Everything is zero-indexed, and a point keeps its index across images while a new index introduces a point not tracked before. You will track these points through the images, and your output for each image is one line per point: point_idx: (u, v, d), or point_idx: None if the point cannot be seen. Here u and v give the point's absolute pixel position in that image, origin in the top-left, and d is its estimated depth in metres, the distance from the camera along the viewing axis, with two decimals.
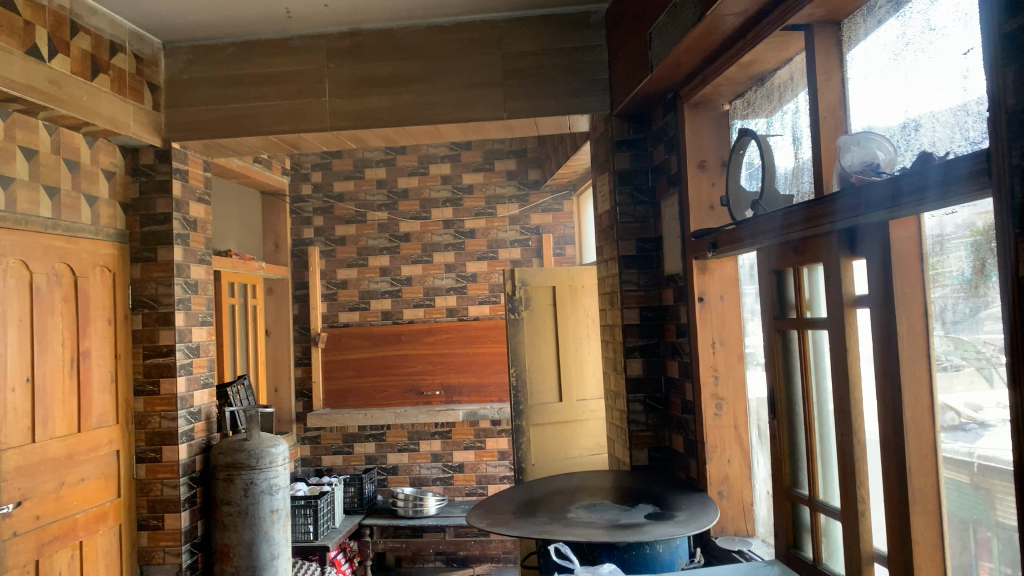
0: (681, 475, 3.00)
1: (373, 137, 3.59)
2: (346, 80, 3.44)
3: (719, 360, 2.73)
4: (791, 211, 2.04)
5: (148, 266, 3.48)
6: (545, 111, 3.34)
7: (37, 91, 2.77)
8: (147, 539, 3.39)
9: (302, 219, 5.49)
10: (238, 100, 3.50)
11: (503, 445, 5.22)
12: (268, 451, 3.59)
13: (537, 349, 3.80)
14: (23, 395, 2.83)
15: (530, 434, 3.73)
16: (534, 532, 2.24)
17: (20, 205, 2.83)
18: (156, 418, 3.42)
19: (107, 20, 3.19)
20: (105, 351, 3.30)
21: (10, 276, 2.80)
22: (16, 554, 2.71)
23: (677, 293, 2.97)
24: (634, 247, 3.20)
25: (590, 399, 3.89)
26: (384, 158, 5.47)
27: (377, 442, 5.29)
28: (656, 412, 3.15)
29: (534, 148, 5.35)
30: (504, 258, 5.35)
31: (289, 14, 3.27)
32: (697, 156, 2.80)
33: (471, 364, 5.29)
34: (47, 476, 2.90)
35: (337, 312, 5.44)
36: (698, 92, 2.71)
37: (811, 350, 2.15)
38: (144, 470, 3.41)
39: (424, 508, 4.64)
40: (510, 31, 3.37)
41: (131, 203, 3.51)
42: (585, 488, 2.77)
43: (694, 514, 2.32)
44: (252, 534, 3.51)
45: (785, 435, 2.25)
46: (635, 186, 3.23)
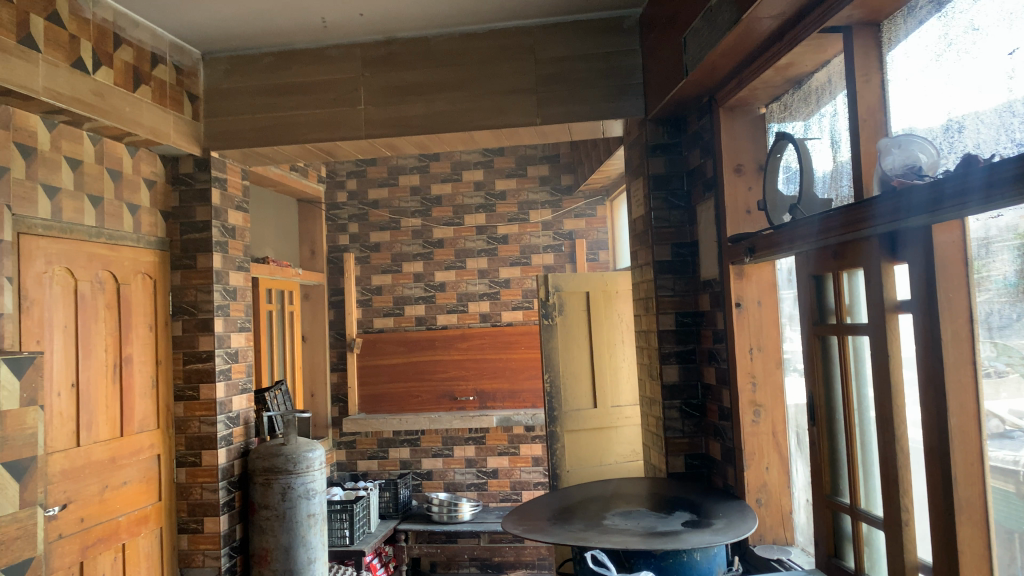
0: (718, 482, 2.97)
1: (407, 144, 3.62)
2: (381, 88, 3.47)
3: (757, 366, 2.70)
4: (829, 216, 2.01)
5: (188, 273, 3.53)
6: (579, 117, 3.34)
7: (82, 102, 2.84)
8: (187, 542, 3.44)
9: (337, 226, 5.55)
10: (275, 110, 3.56)
11: (537, 452, 5.20)
12: (305, 455, 3.62)
13: (571, 355, 3.80)
14: (68, 399, 2.89)
15: (564, 440, 3.72)
16: (569, 539, 2.23)
17: (65, 214, 2.89)
18: (195, 423, 3.47)
19: (148, 32, 3.26)
20: (146, 357, 3.36)
21: (56, 283, 2.86)
22: (61, 557, 2.77)
23: (714, 298, 2.94)
24: (669, 252, 3.18)
25: (625, 405, 3.85)
26: (417, 165, 5.51)
27: (411, 447, 5.31)
28: (692, 418, 3.13)
29: (567, 153, 5.34)
30: (537, 264, 5.35)
31: (325, 24, 3.31)
32: (733, 160, 2.77)
33: (505, 370, 5.29)
34: (90, 479, 2.96)
35: (372, 318, 5.48)
36: (734, 95, 2.69)
37: (852, 356, 2.12)
38: (185, 474, 3.46)
39: (459, 514, 4.65)
40: (543, 37, 3.38)
41: (171, 211, 3.57)
42: (621, 495, 2.76)
43: (732, 522, 2.29)
44: (289, 538, 3.54)
45: (825, 442, 2.22)
46: (670, 191, 3.21)
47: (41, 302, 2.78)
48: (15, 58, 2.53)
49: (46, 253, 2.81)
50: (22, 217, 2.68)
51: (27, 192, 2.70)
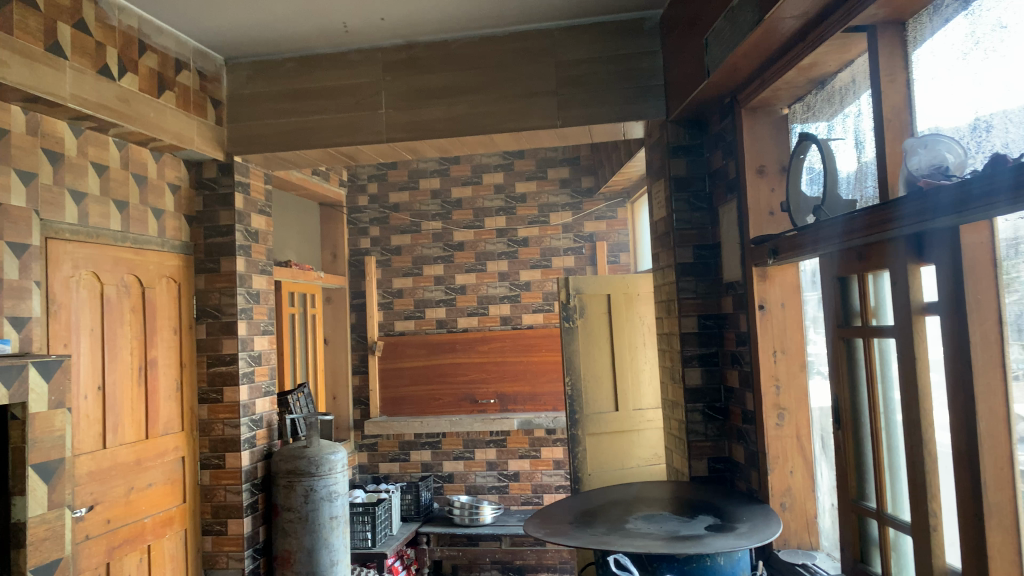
0: (742, 486, 2.94)
1: (428, 147, 3.63)
2: (402, 92, 3.49)
3: (781, 368, 2.68)
4: (853, 217, 2.00)
5: (212, 277, 3.56)
6: (599, 119, 3.33)
7: (107, 108, 2.87)
8: (211, 543, 3.47)
9: (359, 230, 5.58)
10: (297, 115, 3.58)
11: (558, 455, 5.19)
12: (327, 458, 3.63)
13: (592, 358, 3.79)
14: (94, 402, 2.92)
15: (586, 443, 3.71)
16: (592, 543, 2.23)
17: (92, 219, 2.93)
18: (219, 426, 3.50)
19: (172, 39, 3.29)
20: (171, 360, 3.39)
21: (83, 287, 2.89)
22: (88, 558, 2.81)
23: (737, 300, 2.92)
24: (692, 254, 3.16)
25: (647, 408, 3.83)
26: (438, 169, 5.52)
27: (433, 450, 5.32)
28: (715, 422, 3.11)
29: (588, 155, 5.33)
30: (558, 266, 5.34)
31: (347, 28, 3.33)
32: (755, 161, 2.75)
33: (526, 373, 5.28)
34: (116, 481, 2.99)
35: (393, 321, 5.50)
36: (756, 96, 2.67)
37: (877, 358, 2.09)
38: (209, 476, 3.49)
39: (481, 517, 4.67)
40: (563, 39, 3.37)
41: (195, 216, 3.60)
42: (644, 498, 2.74)
43: (756, 526, 2.27)
44: (312, 540, 3.56)
45: (851, 446, 2.19)
46: (692, 193, 3.20)
47: (68, 305, 2.82)
48: (43, 65, 2.57)
49: (73, 258, 2.85)
50: (49, 222, 2.72)
51: (55, 197, 2.73)
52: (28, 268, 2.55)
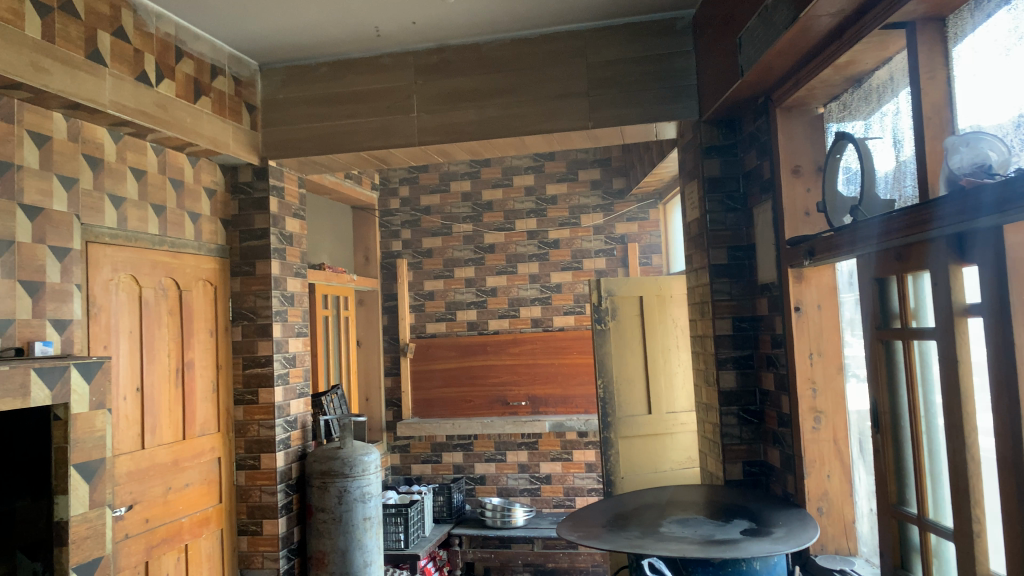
0: (777, 490, 2.90)
1: (459, 150, 3.64)
2: (433, 95, 3.50)
3: (817, 371, 2.64)
4: (891, 217, 1.98)
5: (248, 279, 3.60)
6: (631, 120, 3.31)
7: (146, 115, 2.92)
8: (246, 543, 3.51)
9: (391, 232, 5.62)
10: (331, 119, 3.62)
11: (590, 458, 5.16)
12: (360, 459, 3.66)
13: (625, 360, 3.77)
14: (133, 403, 2.97)
15: (618, 446, 3.69)
16: (625, 546, 2.21)
17: (130, 223, 2.98)
18: (254, 427, 3.54)
19: (208, 45, 3.34)
20: (207, 362, 3.44)
21: (122, 290, 2.95)
22: (127, 556, 2.85)
23: (773, 302, 2.88)
24: (726, 255, 3.13)
25: (680, 412, 3.80)
26: (469, 171, 5.53)
27: (464, 452, 5.33)
28: (750, 425, 3.07)
29: (619, 157, 5.30)
30: (589, 268, 5.32)
31: (379, 32, 3.35)
32: (790, 160, 2.72)
33: (557, 375, 5.27)
34: (154, 481, 3.03)
35: (425, 323, 5.53)
36: (791, 95, 2.64)
37: (917, 361, 2.05)
38: (244, 476, 3.53)
39: (513, 519, 4.66)
40: (595, 40, 3.36)
41: (231, 219, 3.65)
42: (678, 502, 2.72)
43: (793, 531, 2.24)
44: (345, 541, 3.58)
45: (890, 450, 2.15)
46: (726, 193, 3.17)
47: (108, 308, 2.87)
48: (84, 72, 2.62)
49: (112, 262, 2.90)
50: (89, 226, 2.77)
51: (95, 202, 2.78)
52: (70, 271, 2.60)
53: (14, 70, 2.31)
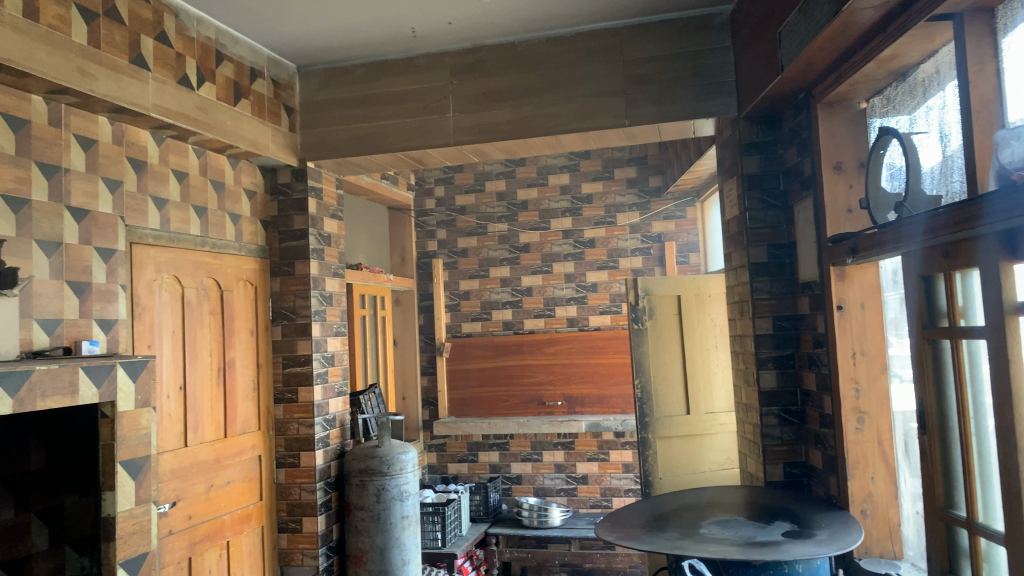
0: (819, 492, 2.86)
1: (495, 150, 3.64)
2: (469, 95, 3.51)
3: (861, 371, 2.59)
4: (937, 214, 1.94)
5: (287, 279, 3.64)
6: (668, 117, 3.28)
7: (187, 117, 2.97)
8: (286, 541, 3.55)
9: (426, 232, 5.65)
10: (368, 120, 3.64)
11: (627, 458, 5.12)
12: (398, 457, 3.68)
13: (663, 360, 3.74)
14: (176, 401, 3.02)
15: (657, 447, 3.67)
16: (665, 548, 2.19)
17: (173, 225, 3.03)
18: (294, 425, 3.58)
19: (247, 48, 3.38)
20: (248, 361, 3.48)
21: (165, 290, 3.00)
22: (171, 552, 2.90)
23: (814, 301, 2.84)
24: (766, 253, 3.09)
25: (720, 412, 3.75)
26: (504, 171, 5.54)
27: (501, 451, 5.34)
28: (791, 426, 3.02)
29: (655, 155, 5.26)
30: (625, 267, 5.28)
31: (415, 33, 3.37)
32: (832, 157, 2.68)
33: (593, 375, 5.24)
34: (197, 478, 3.08)
35: (460, 322, 5.55)
36: (833, 90, 2.59)
37: (966, 361, 2.00)
38: (284, 474, 3.57)
39: (550, 519, 4.64)
40: (631, 37, 3.34)
41: (270, 220, 3.69)
42: (718, 503, 2.69)
43: (836, 534, 2.20)
44: (384, 539, 3.60)
45: (938, 452, 2.10)
46: (766, 191, 3.12)
47: (151, 308, 2.92)
48: (128, 77, 2.67)
49: (155, 262, 2.95)
50: (134, 228, 2.82)
51: (139, 204, 2.83)
52: (115, 271, 2.65)
53: (61, 75, 2.36)
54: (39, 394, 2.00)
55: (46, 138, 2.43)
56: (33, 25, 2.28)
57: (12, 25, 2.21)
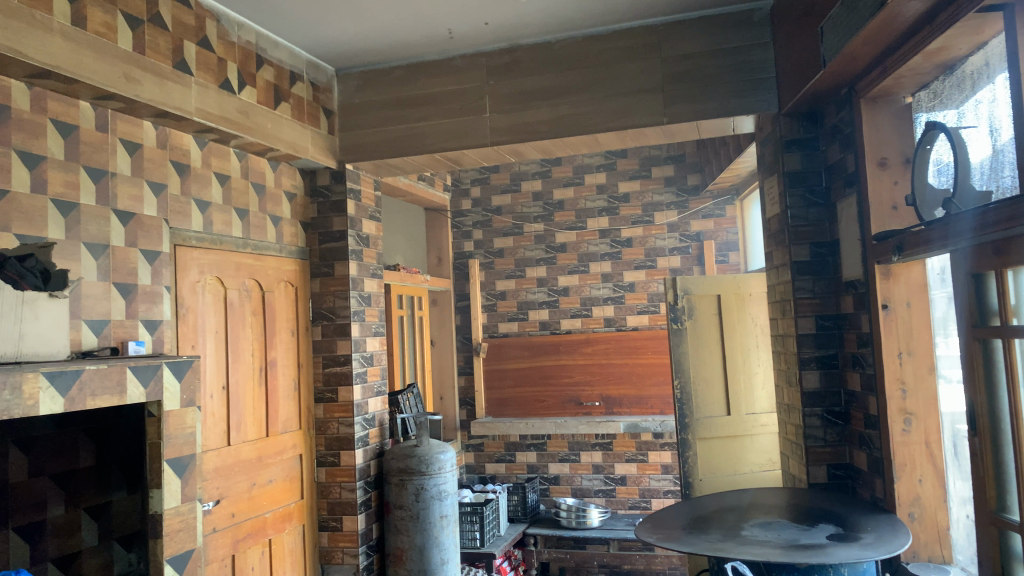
0: (865, 494, 2.80)
1: (531, 150, 3.64)
2: (505, 95, 3.51)
3: (908, 371, 2.53)
4: (986, 211, 1.90)
5: (327, 280, 3.68)
6: (707, 114, 3.24)
7: (229, 121, 3.01)
8: (328, 539, 3.58)
9: (462, 233, 5.67)
10: (405, 122, 3.66)
11: (666, 459, 5.07)
12: (437, 457, 3.70)
13: (702, 360, 3.71)
14: (219, 401, 3.07)
15: (696, 448, 3.64)
16: (707, 549, 2.17)
17: (216, 227, 3.07)
18: (334, 424, 3.61)
19: (287, 52, 3.42)
20: (289, 360, 3.53)
21: (208, 291, 3.05)
22: (215, 549, 2.95)
23: (858, 300, 2.79)
24: (808, 252, 3.05)
25: (761, 413, 3.69)
26: (540, 170, 5.53)
27: (538, 451, 5.33)
28: (835, 427, 2.97)
29: (693, 153, 5.20)
30: (663, 267, 5.23)
31: (451, 34, 3.38)
32: (876, 153, 2.62)
33: (631, 376, 5.21)
34: (240, 477, 3.12)
35: (497, 322, 5.56)
36: (878, 84, 2.54)
37: (1019, 359, 1.95)
38: (325, 473, 3.60)
39: (588, 519, 4.63)
40: (669, 34, 3.31)
41: (310, 222, 3.73)
42: (760, 505, 2.65)
43: (883, 537, 2.15)
44: (423, 539, 3.62)
45: (989, 455, 2.04)
46: (808, 189, 3.08)
47: (195, 309, 2.97)
48: (172, 82, 2.71)
49: (199, 264, 3.00)
50: (177, 230, 2.87)
51: (182, 207, 2.88)
52: (159, 273, 2.70)
53: (108, 81, 2.41)
54: (89, 394, 2.02)
55: (93, 143, 2.49)
56: (81, 33, 2.34)
57: (61, 33, 2.27)
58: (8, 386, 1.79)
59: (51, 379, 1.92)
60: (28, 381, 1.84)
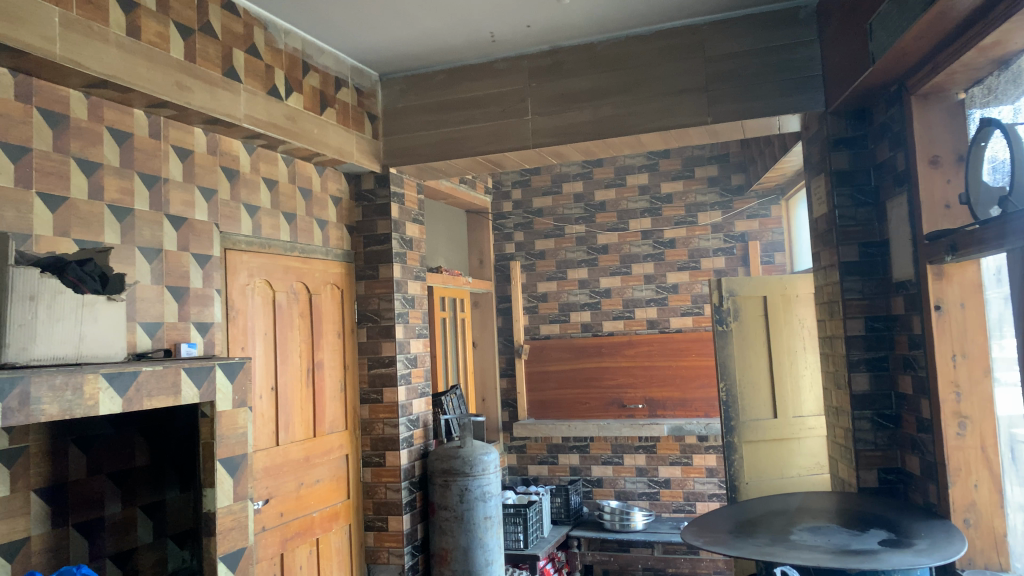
0: (917, 500, 2.74)
1: (574, 151, 3.64)
2: (548, 97, 3.52)
3: (962, 374, 2.48)
4: None
5: (371, 283, 3.73)
6: (752, 113, 3.21)
7: (277, 127, 3.07)
8: (373, 539, 3.63)
9: (504, 235, 5.69)
10: (448, 125, 3.69)
11: (711, 462, 5.02)
12: (480, 458, 3.72)
13: (748, 363, 3.67)
14: (268, 402, 3.13)
15: (743, 451, 3.60)
16: (754, 553, 2.14)
17: (265, 231, 3.13)
18: (379, 425, 3.65)
19: (332, 58, 3.47)
20: (336, 362, 3.58)
21: (257, 294, 3.10)
22: (265, 547, 3.00)
23: (910, 301, 2.73)
24: (857, 252, 3.00)
25: (809, 416, 3.65)
26: (581, 172, 5.53)
27: (581, 454, 5.33)
28: (886, 430, 2.91)
29: (737, 152, 5.14)
30: (707, 268, 5.17)
31: (494, 38, 3.39)
32: (928, 151, 2.57)
33: (675, 378, 5.17)
34: (288, 476, 3.18)
35: (538, 324, 5.57)
36: (929, 81, 2.48)
37: None
38: (370, 473, 3.65)
39: (632, 523, 4.60)
40: (712, 33, 3.28)
41: (355, 225, 3.78)
42: (808, 509, 2.61)
43: (937, 543, 2.11)
44: (468, 539, 3.64)
45: None
46: (856, 187, 3.03)
47: (245, 311, 3.03)
48: (222, 89, 2.77)
49: (248, 267, 3.06)
50: (228, 234, 2.93)
51: (232, 211, 2.94)
52: (210, 277, 2.76)
53: (162, 89, 2.48)
54: (146, 394, 2.07)
55: (147, 150, 2.55)
56: (135, 43, 2.40)
57: (117, 44, 2.33)
58: (69, 387, 1.84)
59: (110, 380, 1.96)
60: (89, 381, 1.89)
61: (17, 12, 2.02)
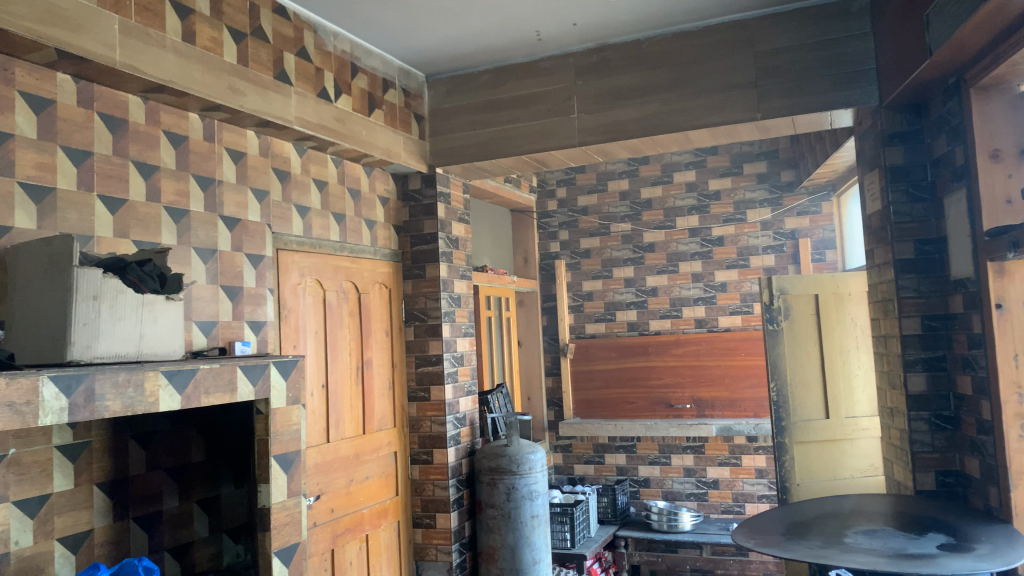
0: (977, 503, 2.67)
1: (620, 149, 3.62)
2: (594, 95, 3.51)
3: None
4: None
5: (418, 282, 3.76)
6: (802, 109, 3.16)
7: (326, 128, 3.11)
8: (421, 536, 3.66)
9: (549, 234, 5.69)
10: (494, 124, 3.70)
11: (760, 463, 4.95)
12: (527, 457, 3.72)
13: (800, 363, 3.62)
14: (319, 399, 3.17)
15: (794, 452, 3.56)
16: (808, 556, 2.11)
17: (315, 231, 3.18)
18: (427, 423, 3.68)
19: (380, 60, 3.51)
20: (384, 360, 3.62)
21: (308, 293, 3.15)
22: (316, 543, 3.04)
23: (969, 299, 2.66)
24: (913, 249, 2.93)
25: (862, 416, 3.56)
26: (626, 170, 5.50)
27: (628, 453, 5.30)
28: (943, 432, 2.84)
29: (787, 148, 5.05)
30: (756, 266, 5.11)
31: (539, 36, 3.39)
32: (988, 145, 2.50)
33: (723, 377, 5.11)
34: (338, 473, 3.22)
35: (584, 323, 5.56)
36: (989, 73, 2.41)
37: None
38: (418, 471, 3.68)
39: (680, 523, 4.57)
40: (761, 28, 3.23)
41: (402, 225, 3.81)
42: (863, 512, 2.56)
43: (999, 548, 2.04)
44: (515, 538, 3.64)
45: None
46: (911, 183, 2.96)
47: (296, 309, 3.08)
48: (273, 92, 2.82)
49: (299, 267, 3.11)
50: (280, 234, 2.98)
51: (284, 212, 2.99)
52: (263, 276, 2.81)
53: (216, 93, 2.53)
54: (203, 391, 2.11)
55: (202, 152, 2.61)
56: (191, 48, 2.46)
57: (173, 49, 2.39)
58: (131, 384, 1.89)
59: (169, 377, 2.01)
60: (149, 379, 1.94)
61: (80, 20, 2.09)
